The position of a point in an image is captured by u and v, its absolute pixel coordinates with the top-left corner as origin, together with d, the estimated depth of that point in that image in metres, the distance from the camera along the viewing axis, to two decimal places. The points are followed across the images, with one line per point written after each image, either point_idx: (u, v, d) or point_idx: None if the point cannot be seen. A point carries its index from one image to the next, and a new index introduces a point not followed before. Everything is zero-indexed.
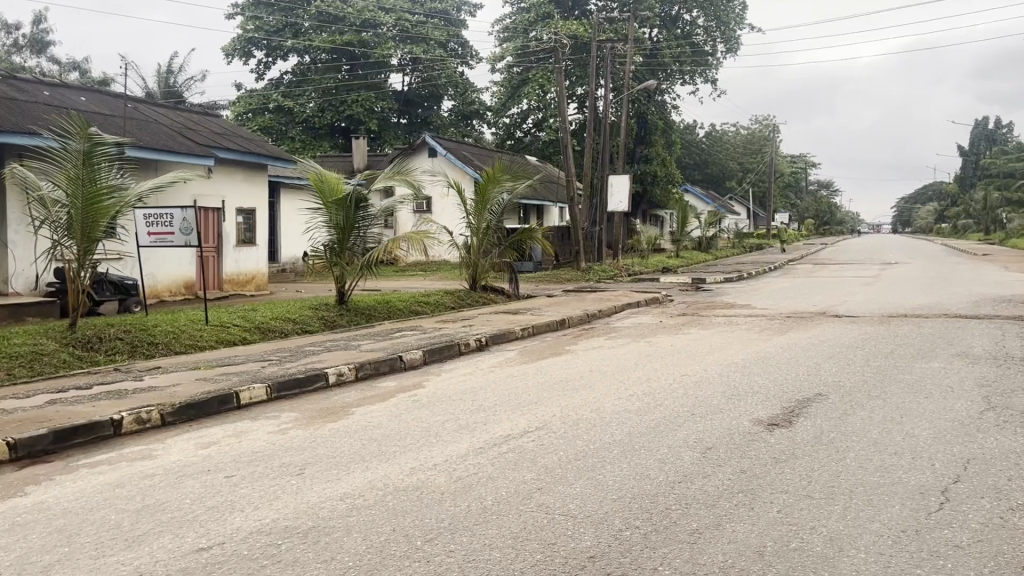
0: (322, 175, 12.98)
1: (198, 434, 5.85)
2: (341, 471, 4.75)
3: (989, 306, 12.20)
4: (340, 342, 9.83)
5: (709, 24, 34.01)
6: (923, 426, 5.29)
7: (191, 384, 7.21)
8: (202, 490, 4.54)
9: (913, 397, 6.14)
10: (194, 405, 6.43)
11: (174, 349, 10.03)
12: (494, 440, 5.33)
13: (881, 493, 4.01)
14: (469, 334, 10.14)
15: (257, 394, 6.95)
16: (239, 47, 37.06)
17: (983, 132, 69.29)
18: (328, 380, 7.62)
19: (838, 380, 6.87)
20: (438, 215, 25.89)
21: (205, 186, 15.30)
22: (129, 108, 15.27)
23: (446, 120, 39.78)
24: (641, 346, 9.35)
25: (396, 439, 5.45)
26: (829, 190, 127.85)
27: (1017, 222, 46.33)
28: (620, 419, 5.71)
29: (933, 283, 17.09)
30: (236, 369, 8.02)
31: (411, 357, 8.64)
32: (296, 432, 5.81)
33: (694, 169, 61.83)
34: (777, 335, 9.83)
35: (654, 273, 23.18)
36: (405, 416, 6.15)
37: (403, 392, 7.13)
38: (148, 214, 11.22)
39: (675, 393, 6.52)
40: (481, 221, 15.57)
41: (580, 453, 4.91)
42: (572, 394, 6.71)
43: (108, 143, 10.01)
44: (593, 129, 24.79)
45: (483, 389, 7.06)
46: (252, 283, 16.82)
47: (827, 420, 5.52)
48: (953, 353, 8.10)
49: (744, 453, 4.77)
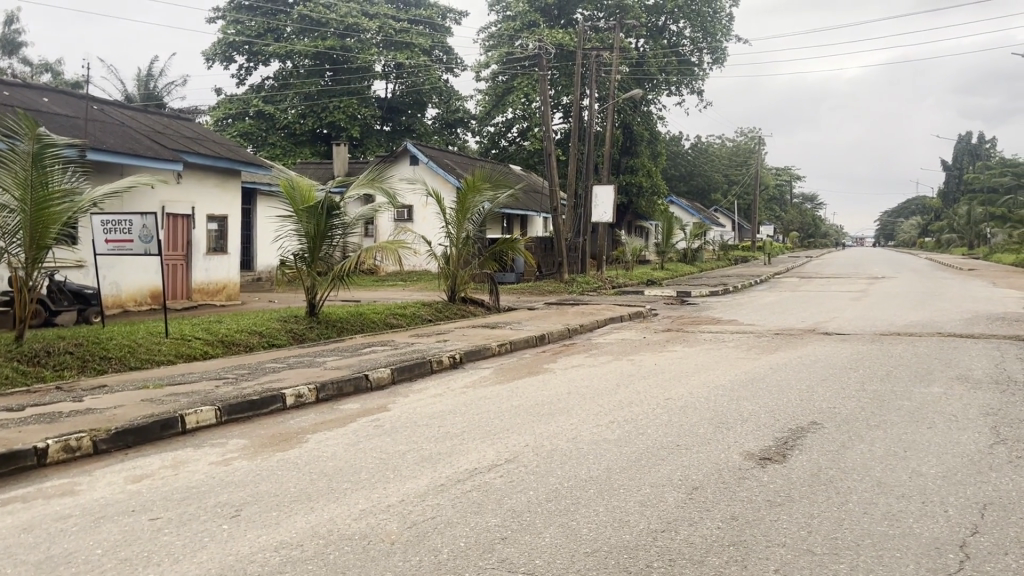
0: (293, 182, 12.45)
1: (133, 465, 5.27)
2: (281, 515, 4.19)
3: (982, 324, 11.82)
4: (304, 358, 9.26)
5: (696, 35, 33.95)
6: (931, 462, 4.81)
7: (132, 405, 6.60)
8: (118, 537, 3.95)
9: (914, 428, 5.68)
10: (132, 430, 5.84)
11: (127, 364, 9.40)
12: (458, 475, 4.79)
13: (891, 548, 3.53)
14: (443, 351, 9.61)
15: (205, 417, 6.38)
16: (219, 52, 36.36)
17: (966, 147, 69.99)
18: (285, 402, 7.05)
19: (834, 407, 6.39)
20: (418, 224, 25.41)
21: (174, 192, 14.69)
22: (95, 110, 14.64)
23: (431, 128, 39.20)
24: (623, 365, 8.85)
25: (350, 473, 4.91)
26: (814, 204, 128.34)
27: (999, 238, 46.56)
28: (598, 451, 5.20)
29: (923, 300, 16.73)
30: (188, 388, 7.41)
31: (378, 376, 8.08)
32: (239, 464, 5.25)
33: (679, 181, 61.39)
34: (766, 354, 9.37)
35: (639, 286, 22.73)
36: (362, 446, 5.59)
37: (364, 417, 6.56)
38: (105, 220, 10.60)
39: (658, 420, 6.02)
40: (461, 230, 15.04)
41: (552, 494, 4.37)
42: (547, 420, 6.19)
43: (60, 145, 9.41)
44: (578, 138, 24.01)
45: (451, 414, 6.52)
46: (223, 293, 16.20)
47: (824, 454, 5.02)
48: (952, 376, 7.69)
49: (735, 495, 4.26)
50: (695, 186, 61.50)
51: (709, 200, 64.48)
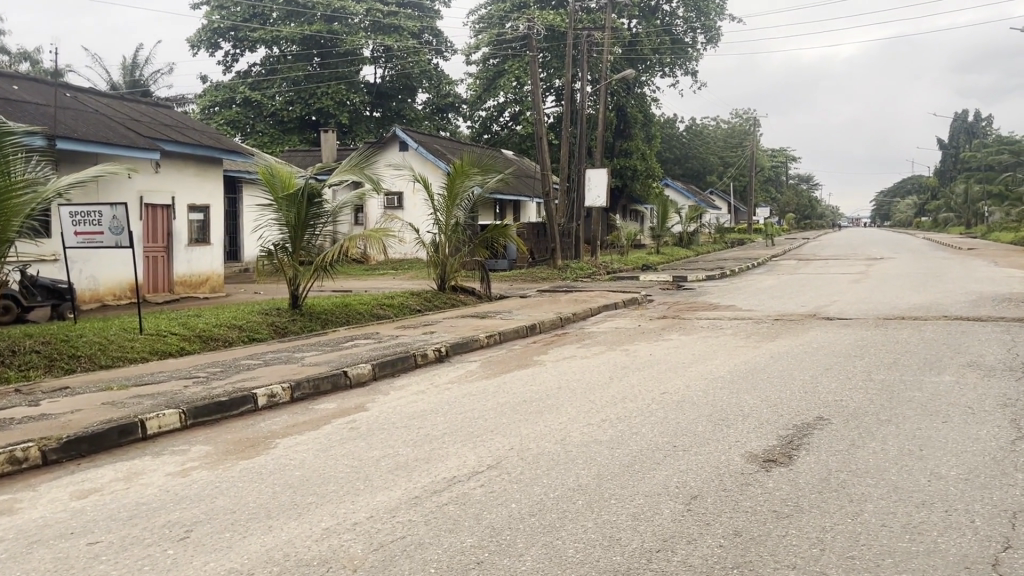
0: (273, 168, 11.94)
1: (83, 478, 4.84)
2: (234, 536, 3.77)
3: (987, 306, 11.45)
4: (282, 354, 8.82)
5: (689, 14, 33.31)
6: (952, 463, 4.40)
7: (91, 410, 6.13)
8: (48, 565, 3.53)
9: (928, 422, 5.28)
10: (86, 438, 5.40)
11: (97, 362, 8.94)
12: (434, 485, 4.38)
13: (914, 570, 3.12)
14: (428, 344, 9.17)
15: (168, 421, 5.95)
16: (204, 38, 35.62)
17: (962, 126, 69.53)
18: (256, 402, 6.63)
19: (842, 401, 5.97)
20: (408, 211, 24.91)
21: (152, 182, 14.17)
22: (67, 98, 14.05)
23: (422, 113, 38.52)
24: (617, 356, 8.43)
25: (315, 484, 4.48)
26: (809, 185, 128.01)
27: (998, 217, 46.21)
28: (588, 455, 4.77)
29: (926, 281, 16.31)
30: (154, 389, 6.95)
31: (358, 373, 7.65)
32: (198, 474, 4.84)
33: (674, 164, 60.65)
34: (766, 342, 8.96)
35: (634, 271, 22.28)
36: (334, 452, 5.16)
37: (339, 418, 6.13)
38: (74, 211, 10.09)
39: (653, 417, 5.61)
40: (449, 217, 14.53)
41: (536, 507, 3.95)
42: (534, 419, 5.78)
43: (18, 133, 8.81)
44: (570, 120, 23.23)
45: (432, 414, 6.10)
46: (206, 285, 15.74)
47: (834, 455, 4.61)
48: (963, 363, 7.29)
49: (738, 505, 3.85)
50: (690, 169, 60.90)
51: (704, 182, 63.87)
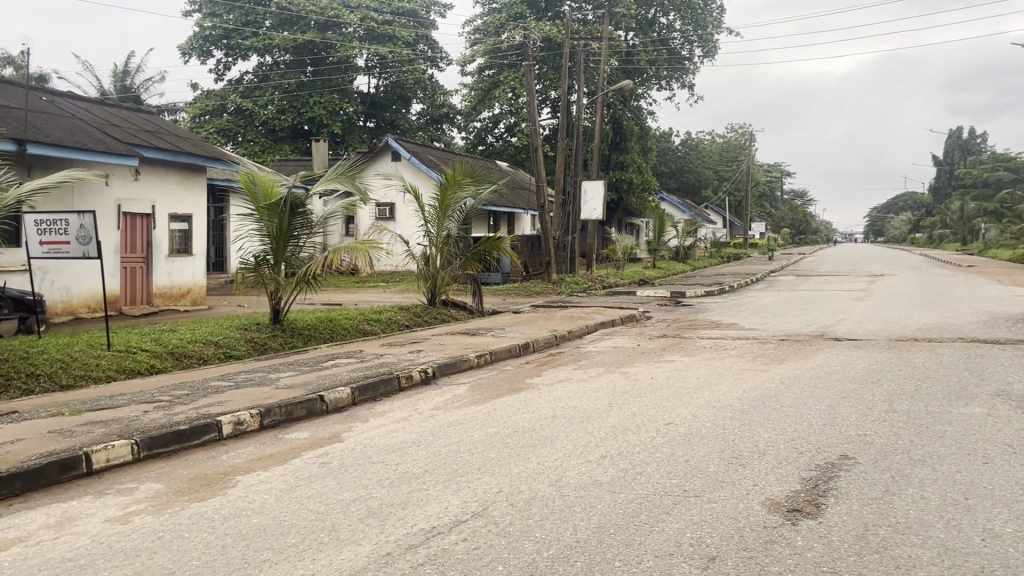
0: (254, 176, 11.35)
1: (8, 524, 4.22)
2: None
3: (1002, 327, 10.94)
4: (255, 374, 8.19)
5: (686, 27, 32.96)
6: (1007, 517, 3.83)
7: (33, 440, 5.51)
8: None
9: (967, 463, 4.72)
10: (21, 475, 4.78)
11: (57, 382, 8.29)
12: (411, 538, 3.79)
13: None
14: (414, 364, 8.59)
15: (118, 453, 5.33)
16: (196, 45, 35.07)
17: (957, 143, 69.73)
18: (220, 432, 6.01)
19: (868, 436, 5.39)
20: (399, 222, 24.40)
21: (131, 190, 13.57)
22: (43, 102, 13.45)
23: (416, 123, 37.97)
24: (617, 380, 7.86)
25: (274, 536, 3.88)
26: (804, 200, 127.96)
27: (995, 234, 45.93)
28: (588, 502, 4.18)
29: (931, 299, 15.82)
30: (110, 415, 6.32)
31: (335, 398, 7.04)
32: (143, 520, 4.23)
33: (671, 178, 60.01)
34: (775, 365, 8.40)
35: (630, 286, 21.72)
36: (299, 493, 4.56)
37: (310, 451, 5.53)
38: (39, 220, 9.45)
39: (661, 454, 5.03)
40: (441, 229, 13.99)
41: (527, 569, 3.36)
42: (525, 454, 5.18)
43: None
44: (565, 134, 22.21)
45: (412, 447, 5.50)
46: (187, 297, 15.11)
47: (867, 504, 4.05)
48: (991, 392, 6.74)
49: (765, 571, 3.27)
50: (685, 183, 60.42)
51: (701, 197, 63.54)
